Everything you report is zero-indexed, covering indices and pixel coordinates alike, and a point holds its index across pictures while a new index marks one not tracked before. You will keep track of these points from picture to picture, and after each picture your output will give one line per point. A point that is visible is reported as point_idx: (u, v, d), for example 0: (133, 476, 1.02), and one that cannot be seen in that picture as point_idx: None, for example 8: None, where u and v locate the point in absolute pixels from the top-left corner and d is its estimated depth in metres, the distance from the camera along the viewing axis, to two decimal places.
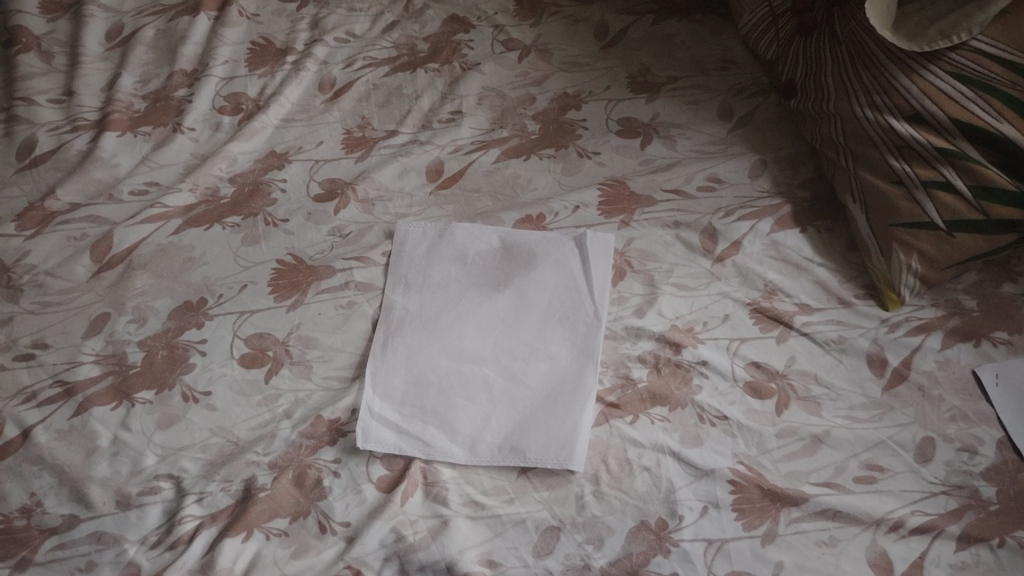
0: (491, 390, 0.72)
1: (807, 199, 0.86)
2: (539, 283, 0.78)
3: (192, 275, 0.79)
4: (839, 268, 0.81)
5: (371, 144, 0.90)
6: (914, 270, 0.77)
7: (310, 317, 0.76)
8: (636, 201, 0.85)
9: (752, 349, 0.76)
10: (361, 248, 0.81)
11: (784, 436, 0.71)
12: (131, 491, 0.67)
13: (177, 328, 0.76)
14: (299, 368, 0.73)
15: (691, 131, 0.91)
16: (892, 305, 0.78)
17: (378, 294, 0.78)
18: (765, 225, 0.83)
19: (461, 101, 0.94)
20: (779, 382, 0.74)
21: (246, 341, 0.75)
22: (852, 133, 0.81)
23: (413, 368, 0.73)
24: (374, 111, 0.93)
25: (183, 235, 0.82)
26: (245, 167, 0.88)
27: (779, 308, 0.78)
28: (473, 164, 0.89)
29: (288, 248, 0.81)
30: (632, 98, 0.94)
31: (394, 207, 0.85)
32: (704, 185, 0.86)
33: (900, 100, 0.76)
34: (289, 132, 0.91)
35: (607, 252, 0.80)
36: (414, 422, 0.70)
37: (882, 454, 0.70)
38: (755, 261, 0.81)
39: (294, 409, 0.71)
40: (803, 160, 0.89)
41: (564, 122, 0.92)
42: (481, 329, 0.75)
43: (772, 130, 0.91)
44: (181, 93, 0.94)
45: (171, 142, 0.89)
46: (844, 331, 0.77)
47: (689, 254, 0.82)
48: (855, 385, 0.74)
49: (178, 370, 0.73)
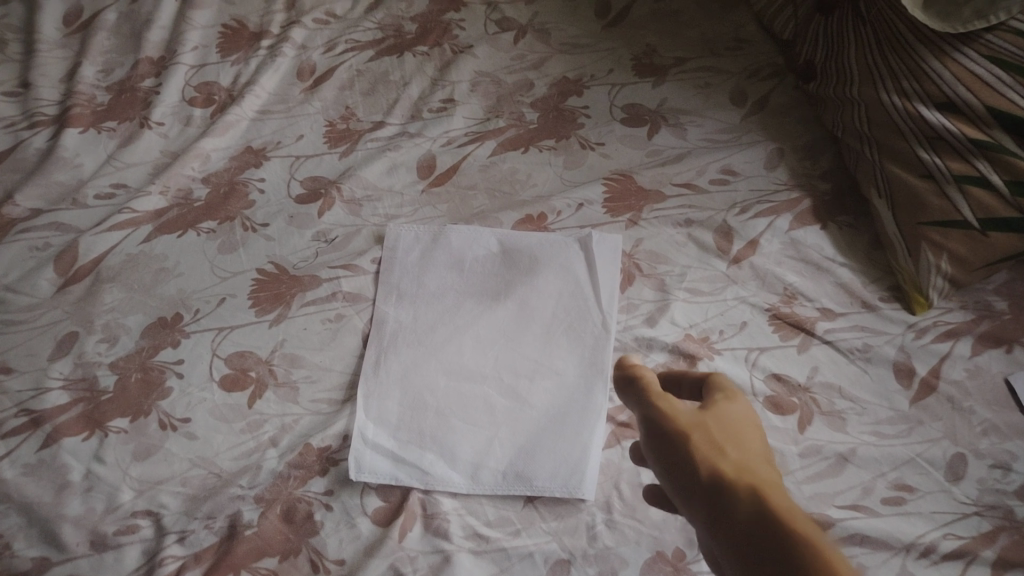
0: (494, 411, 0.67)
1: (827, 192, 0.80)
2: (542, 291, 0.73)
3: (165, 288, 0.73)
4: (862, 268, 0.76)
5: (356, 137, 0.84)
6: (944, 271, 0.72)
7: (295, 332, 0.71)
8: (644, 196, 0.79)
9: (772, 359, 0.71)
10: (349, 254, 0.75)
11: (808, 456, 0.67)
12: (107, 530, 0.61)
13: (151, 348, 0.70)
14: (285, 391, 0.68)
15: (701, 119, 0.85)
16: (919, 309, 0.73)
17: (369, 305, 0.72)
18: (783, 223, 0.78)
19: (453, 88, 0.87)
20: (800, 396, 0.69)
21: (226, 361, 0.69)
22: (878, 122, 0.75)
23: (409, 388, 0.68)
24: (359, 100, 0.86)
25: (155, 243, 0.75)
26: (219, 166, 0.81)
27: (800, 313, 0.73)
28: (468, 159, 0.82)
29: (269, 256, 0.75)
30: (637, 82, 0.88)
31: (383, 207, 0.79)
32: (717, 178, 0.81)
33: (931, 86, 0.71)
34: (266, 125, 0.84)
35: (615, 254, 0.75)
36: (411, 449, 0.65)
37: (911, 473, 0.66)
38: (773, 262, 0.76)
39: (281, 436, 0.66)
40: (822, 149, 0.83)
41: (565, 109, 0.86)
42: (481, 342, 0.70)
43: (788, 115, 0.86)
44: (148, 84, 0.87)
45: (139, 138, 0.82)
46: (869, 339, 0.72)
47: (702, 255, 0.76)
48: (881, 397, 0.70)
49: (154, 395, 0.67)
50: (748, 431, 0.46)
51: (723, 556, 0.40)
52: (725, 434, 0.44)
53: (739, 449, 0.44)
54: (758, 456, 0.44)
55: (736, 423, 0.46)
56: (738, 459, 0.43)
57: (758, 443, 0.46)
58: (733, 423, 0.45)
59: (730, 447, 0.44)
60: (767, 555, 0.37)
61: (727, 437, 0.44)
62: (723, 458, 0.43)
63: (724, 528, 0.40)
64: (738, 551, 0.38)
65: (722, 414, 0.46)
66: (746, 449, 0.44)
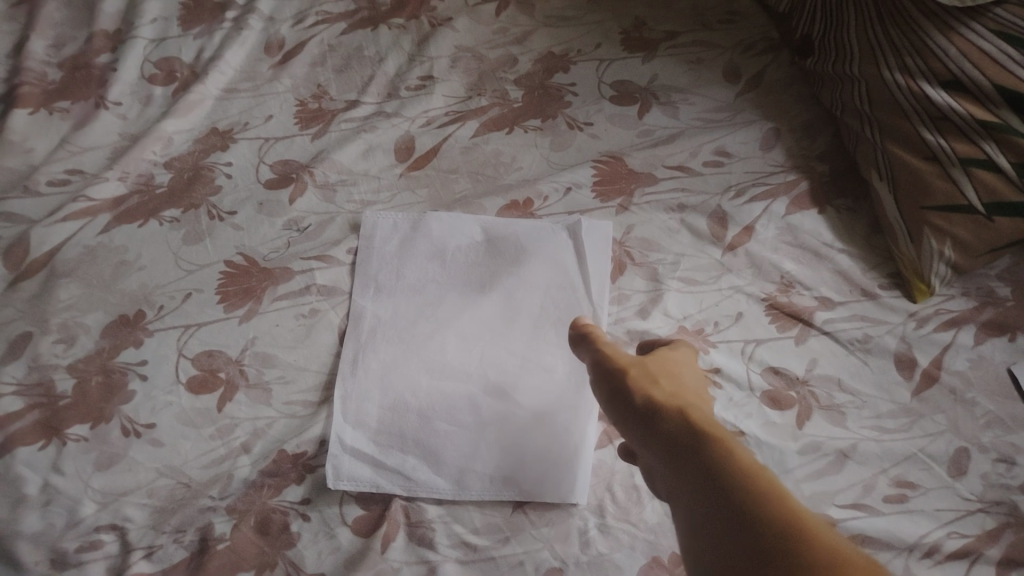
0: (480, 411, 0.63)
1: (825, 173, 0.77)
2: (529, 282, 0.69)
3: (126, 283, 0.68)
4: (861, 254, 0.73)
5: (329, 118, 0.79)
6: (947, 258, 0.68)
7: (267, 329, 0.66)
8: (635, 179, 0.76)
9: (769, 352, 0.68)
10: (324, 243, 0.71)
11: (807, 453, 0.64)
12: (68, 547, 0.57)
13: (112, 348, 0.65)
14: (257, 393, 0.64)
15: (694, 97, 0.81)
16: (920, 297, 0.70)
17: (345, 299, 0.68)
18: (779, 207, 0.74)
19: (432, 64, 0.83)
20: (798, 390, 0.66)
21: (194, 361, 0.65)
22: (878, 101, 0.72)
23: (389, 388, 0.64)
24: (331, 78, 0.81)
25: (114, 234, 0.70)
26: (183, 149, 0.76)
27: (797, 303, 0.70)
28: (449, 140, 0.78)
29: (237, 247, 0.70)
30: (627, 57, 0.84)
31: (359, 192, 0.74)
32: (711, 160, 0.77)
33: (935, 64, 0.67)
34: (233, 105, 0.79)
35: (605, 243, 0.71)
36: (393, 453, 0.62)
37: (913, 469, 0.63)
38: (769, 248, 0.72)
39: (253, 442, 0.62)
40: (819, 128, 0.80)
41: (551, 87, 0.81)
42: (465, 337, 0.66)
43: (784, 92, 0.82)
44: (104, 60, 0.81)
45: (94, 120, 0.76)
46: (869, 329, 0.69)
47: (696, 242, 0.73)
48: (882, 391, 0.67)
49: (116, 400, 0.63)
50: (682, 375, 0.57)
51: (655, 459, 0.50)
52: (661, 371, 0.56)
53: (672, 386, 0.54)
54: (690, 393, 0.55)
55: (672, 366, 0.57)
56: (672, 390, 0.54)
57: (691, 386, 0.57)
58: (671, 365, 0.57)
59: (664, 382, 0.55)
60: (688, 452, 0.47)
61: (662, 375, 0.55)
62: (658, 387, 0.53)
63: (658, 437, 0.49)
64: (668, 450, 0.48)
65: (657, 357, 0.58)
66: (678, 383, 0.55)
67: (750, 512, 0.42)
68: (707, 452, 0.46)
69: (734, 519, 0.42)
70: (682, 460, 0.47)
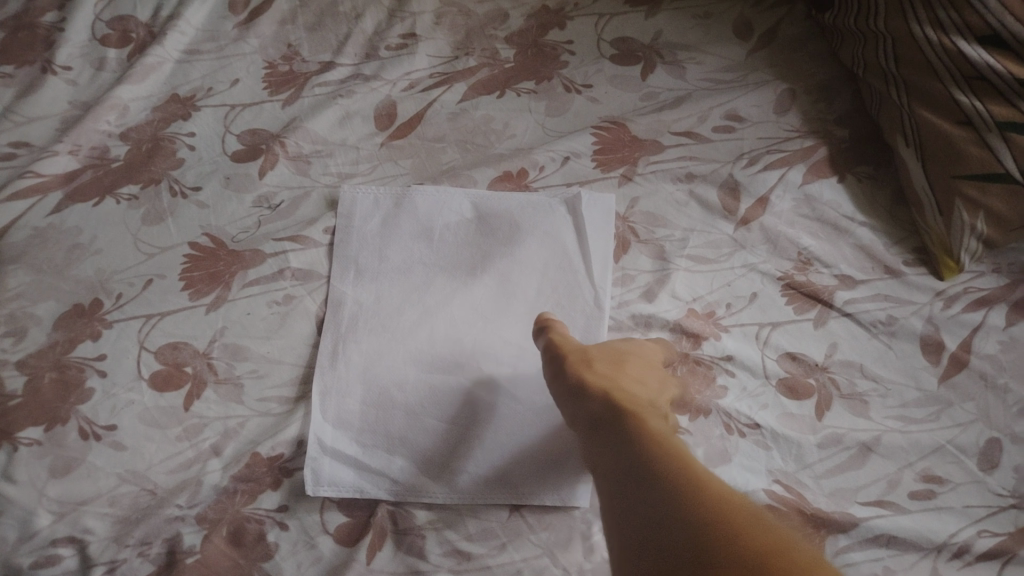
0: (473, 407, 0.58)
1: (845, 139, 0.71)
2: (525, 264, 0.64)
3: (81, 268, 0.61)
4: (884, 227, 0.67)
5: (301, 81, 0.72)
6: (978, 232, 0.62)
7: (237, 318, 0.60)
8: (639, 147, 0.70)
9: (786, 337, 0.62)
10: (298, 223, 0.65)
11: (827, 446, 0.58)
12: (22, 564, 0.52)
13: (66, 342, 0.58)
14: (226, 389, 0.58)
15: (702, 55, 0.76)
16: (947, 274, 0.64)
17: (323, 283, 0.62)
18: (796, 175, 0.68)
19: (414, 21, 0.76)
20: (818, 378, 0.61)
21: (156, 355, 0.59)
22: (905, 59, 0.65)
23: (372, 384, 0.59)
24: (303, 37, 0.75)
25: (66, 214, 0.64)
26: (140, 119, 0.69)
27: (815, 282, 0.64)
28: (433, 106, 0.71)
29: (203, 228, 0.64)
30: (628, 11, 0.78)
31: (336, 164, 0.68)
32: (721, 125, 0.71)
33: (972, 17, 0.60)
34: (195, 69, 0.72)
35: (608, 218, 0.65)
36: (376, 455, 0.57)
37: (940, 462, 0.57)
38: (785, 222, 0.67)
39: (224, 444, 0.56)
40: (838, 89, 0.74)
41: (545, 45, 0.75)
42: (455, 326, 0.61)
43: (799, 50, 0.76)
44: (49, 19, 0.73)
45: (41, 87, 0.69)
46: (893, 310, 0.63)
47: (706, 215, 0.67)
48: (907, 376, 0.61)
49: (73, 399, 0.57)
50: (630, 360, 0.56)
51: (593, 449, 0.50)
52: (606, 359, 0.55)
53: (610, 369, 0.54)
54: (632, 372, 0.54)
55: (618, 351, 0.56)
56: (610, 376, 0.54)
57: (637, 361, 0.56)
58: (614, 349, 0.57)
59: (603, 368, 0.55)
60: (613, 438, 0.48)
61: (602, 361, 0.55)
62: (594, 374, 0.54)
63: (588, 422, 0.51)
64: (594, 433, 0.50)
65: (607, 346, 0.57)
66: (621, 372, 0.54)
67: (660, 497, 0.42)
68: (629, 443, 0.47)
69: (647, 506, 0.42)
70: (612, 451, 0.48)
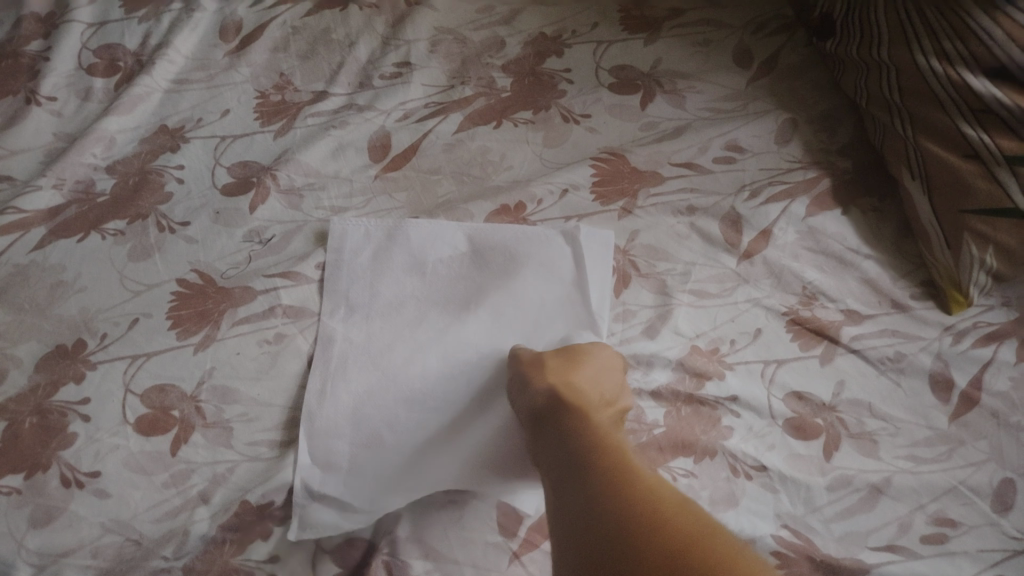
0: (468, 446, 0.56)
1: (848, 169, 0.70)
2: (521, 297, 0.62)
3: (64, 307, 0.59)
4: (890, 260, 0.66)
5: (294, 112, 0.71)
6: (987, 266, 0.60)
7: (226, 359, 0.58)
8: (639, 178, 0.68)
9: (792, 374, 0.60)
10: (289, 258, 0.63)
11: (836, 489, 0.55)
12: None
13: (49, 384, 0.56)
14: (215, 433, 0.55)
15: (701, 83, 0.75)
16: (956, 308, 0.63)
17: (314, 322, 0.60)
18: (799, 208, 0.67)
19: (408, 49, 0.76)
20: (825, 417, 0.58)
21: (142, 398, 0.56)
22: (910, 90, 0.64)
23: (362, 423, 0.56)
24: (295, 65, 0.75)
25: (49, 251, 0.62)
26: (127, 151, 0.68)
27: (820, 317, 0.63)
28: (429, 137, 0.70)
29: (191, 264, 0.62)
30: (628, 39, 0.79)
31: (329, 197, 0.67)
32: (722, 156, 0.70)
33: (978, 48, 0.59)
34: (184, 99, 0.72)
35: (606, 252, 0.64)
36: (365, 495, 0.54)
37: (954, 504, 0.55)
38: (789, 255, 0.65)
39: (213, 491, 0.53)
40: (841, 118, 0.73)
41: (542, 74, 0.75)
42: (450, 362, 0.59)
43: (800, 78, 0.76)
44: (34, 47, 0.73)
45: (24, 119, 0.69)
46: (901, 346, 0.62)
47: (708, 248, 0.66)
48: (917, 415, 0.59)
49: (54, 445, 0.53)
50: (586, 361, 0.56)
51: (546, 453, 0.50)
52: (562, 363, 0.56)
53: (561, 366, 0.55)
54: (588, 374, 0.55)
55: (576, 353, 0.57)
56: (562, 373, 0.54)
57: (594, 363, 0.56)
58: (570, 351, 0.57)
59: (557, 370, 0.55)
60: (555, 436, 0.50)
61: (554, 358, 0.56)
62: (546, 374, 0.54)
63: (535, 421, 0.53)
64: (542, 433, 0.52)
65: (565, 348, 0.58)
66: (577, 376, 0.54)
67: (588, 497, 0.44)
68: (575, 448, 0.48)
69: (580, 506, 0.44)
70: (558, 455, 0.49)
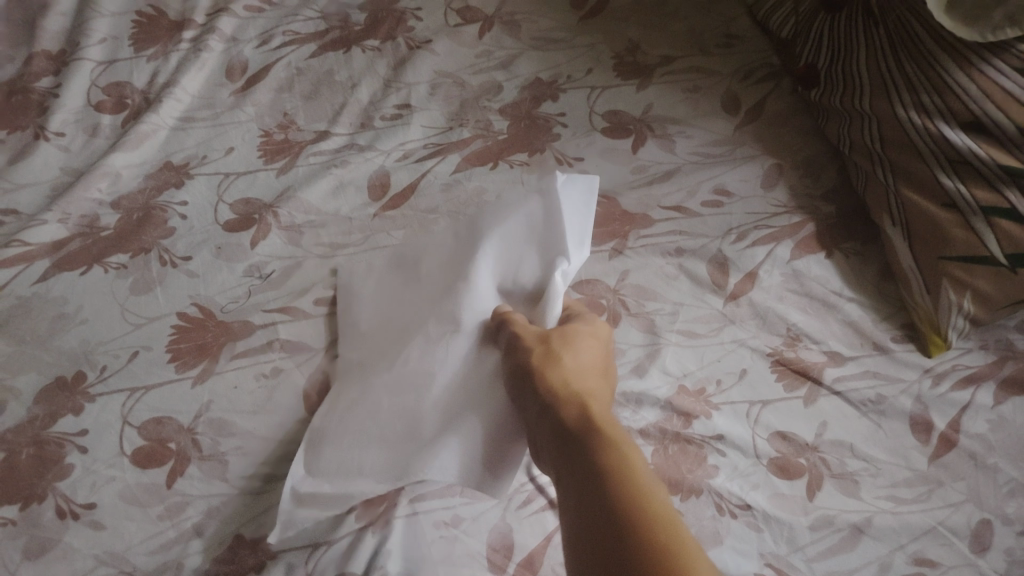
0: (451, 419, 0.54)
1: (832, 214, 0.72)
2: (497, 264, 0.59)
3: (65, 339, 0.61)
4: (872, 303, 0.68)
5: (296, 150, 0.74)
6: (965, 311, 0.63)
7: (223, 392, 0.58)
8: (629, 221, 0.71)
9: (776, 415, 0.62)
10: (289, 293, 0.65)
11: (819, 529, 0.57)
12: None
13: (47, 416, 0.57)
14: (211, 465, 0.55)
15: (691, 128, 0.78)
16: (935, 351, 0.65)
17: (310, 357, 0.61)
18: (784, 251, 0.69)
19: (409, 91, 0.79)
20: (808, 457, 0.60)
21: (140, 430, 0.56)
22: (891, 140, 0.66)
23: (349, 422, 0.56)
24: (299, 105, 0.78)
25: (53, 283, 0.63)
26: (132, 186, 0.71)
27: (805, 358, 0.65)
28: (427, 176, 0.72)
29: (192, 298, 0.64)
30: (620, 84, 0.82)
31: (328, 234, 0.68)
32: (710, 200, 0.72)
33: (955, 103, 0.61)
34: (190, 137, 0.75)
35: (585, 207, 0.59)
36: (351, 483, 0.53)
37: (932, 545, 0.56)
38: (774, 297, 0.67)
39: (208, 524, 0.53)
40: (825, 165, 0.75)
41: (537, 118, 0.78)
42: (431, 345, 0.57)
43: (786, 124, 0.79)
44: (44, 84, 0.77)
45: (33, 153, 0.71)
46: (882, 388, 0.63)
47: (695, 290, 0.67)
48: (897, 456, 0.60)
49: (51, 475, 0.54)
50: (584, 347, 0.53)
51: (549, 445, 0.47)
52: (562, 346, 0.53)
53: (576, 369, 0.51)
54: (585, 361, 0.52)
55: (572, 335, 0.54)
56: (563, 360, 0.51)
57: (589, 360, 0.53)
58: (570, 340, 0.53)
59: (558, 354, 0.52)
60: (558, 425, 0.47)
61: (568, 356, 0.52)
62: (547, 361, 0.51)
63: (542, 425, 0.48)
64: (548, 429, 0.48)
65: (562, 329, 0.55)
66: (576, 363, 0.52)
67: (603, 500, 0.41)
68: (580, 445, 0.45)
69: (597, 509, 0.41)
70: (564, 449, 0.46)
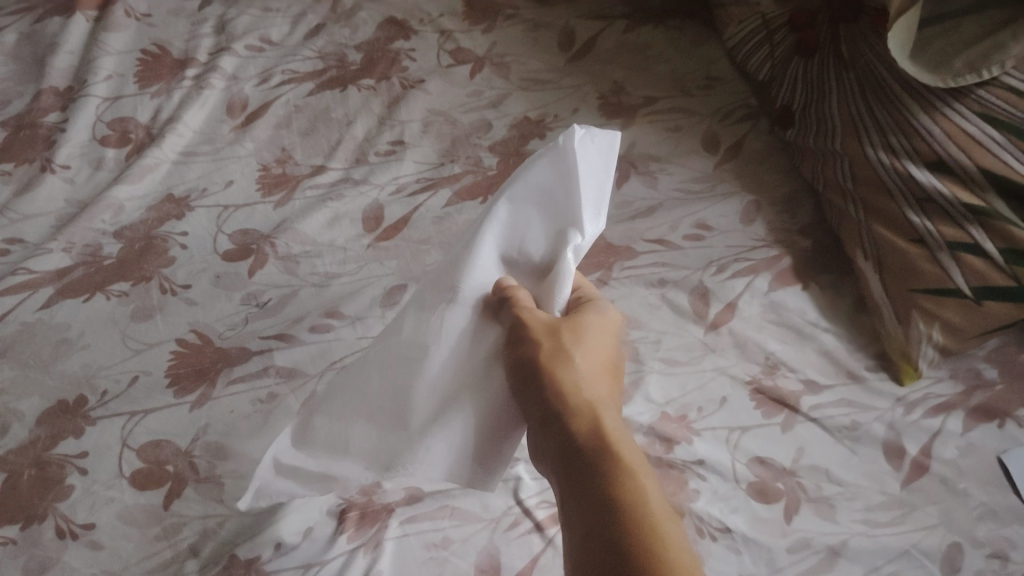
0: (443, 405, 0.53)
1: (808, 249, 0.75)
2: (502, 230, 0.54)
3: (66, 364, 0.62)
4: (848, 334, 0.71)
5: (294, 184, 0.77)
6: (935, 341, 0.66)
7: (220, 416, 0.60)
8: (614, 253, 0.75)
9: (755, 440, 0.64)
10: (285, 320, 0.67)
11: (797, 550, 0.58)
12: None
13: (49, 438, 0.58)
14: (206, 487, 0.56)
15: (672, 166, 0.82)
16: (907, 379, 0.67)
17: (305, 383, 0.62)
18: (762, 283, 0.72)
19: (403, 128, 0.83)
20: (786, 482, 0.62)
21: (139, 452, 0.58)
22: (862, 178, 0.70)
23: (342, 395, 0.55)
24: (296, 140, 0.81)
25: (56, 310, 0.65)
26: (135, 217, 0.73)
27: (783, 386, 0.67)
28: (419, 210, 0.75)
29: (191, 325, 0.66)
30: (605, 123, 0.86)
31: (323, 264, 0.71)
32: (691, 234, 0.76)
33: (920, 144, 0.65)
34: (191, 170, 0.77)
35: (604, 171, 0.53)
36: (338, 463, 0.54)
37: (907, 567, 0.58)
38: (754, 327, 0.70)
39: (203, 543, 0.54)
40: (801, 202, 0.79)
41: (526, 154, 0.81)
42: (427, 313, 0.53)
43: (764, 163, 0.82)
44: (52, 119, 0.80)
45: (39, 185, 0.74)
46: (857, 415, 0.66)
47: (677, 319, 0.70)
48: (872, 480, 0.62)
49: (51, 495, 0.55)
50: (594, 343, 0.51)
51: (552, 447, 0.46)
52: (573, 340, 0.50)
53: (585, 369, 0.49)
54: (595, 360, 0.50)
55: (584, 329, 0.51)
56: (572, 355, 0.49)
57: (599, 358, 0.51)
58: (580, 332, 0.51)
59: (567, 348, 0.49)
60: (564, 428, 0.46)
61: (576, 352, 0.50)
62: (555, 355, 0.49)
63: (547, 430, 0.47)
64: (555, 434, 0.46)
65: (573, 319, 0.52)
66: (585, 358, 0.50)
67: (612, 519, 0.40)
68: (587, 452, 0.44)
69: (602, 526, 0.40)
70: (570, 454, 0.44)
